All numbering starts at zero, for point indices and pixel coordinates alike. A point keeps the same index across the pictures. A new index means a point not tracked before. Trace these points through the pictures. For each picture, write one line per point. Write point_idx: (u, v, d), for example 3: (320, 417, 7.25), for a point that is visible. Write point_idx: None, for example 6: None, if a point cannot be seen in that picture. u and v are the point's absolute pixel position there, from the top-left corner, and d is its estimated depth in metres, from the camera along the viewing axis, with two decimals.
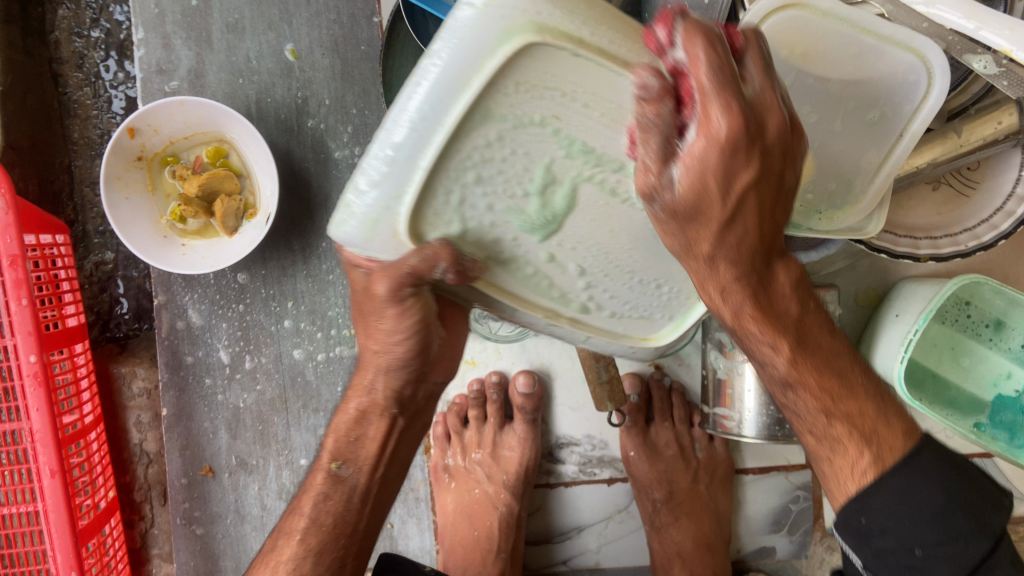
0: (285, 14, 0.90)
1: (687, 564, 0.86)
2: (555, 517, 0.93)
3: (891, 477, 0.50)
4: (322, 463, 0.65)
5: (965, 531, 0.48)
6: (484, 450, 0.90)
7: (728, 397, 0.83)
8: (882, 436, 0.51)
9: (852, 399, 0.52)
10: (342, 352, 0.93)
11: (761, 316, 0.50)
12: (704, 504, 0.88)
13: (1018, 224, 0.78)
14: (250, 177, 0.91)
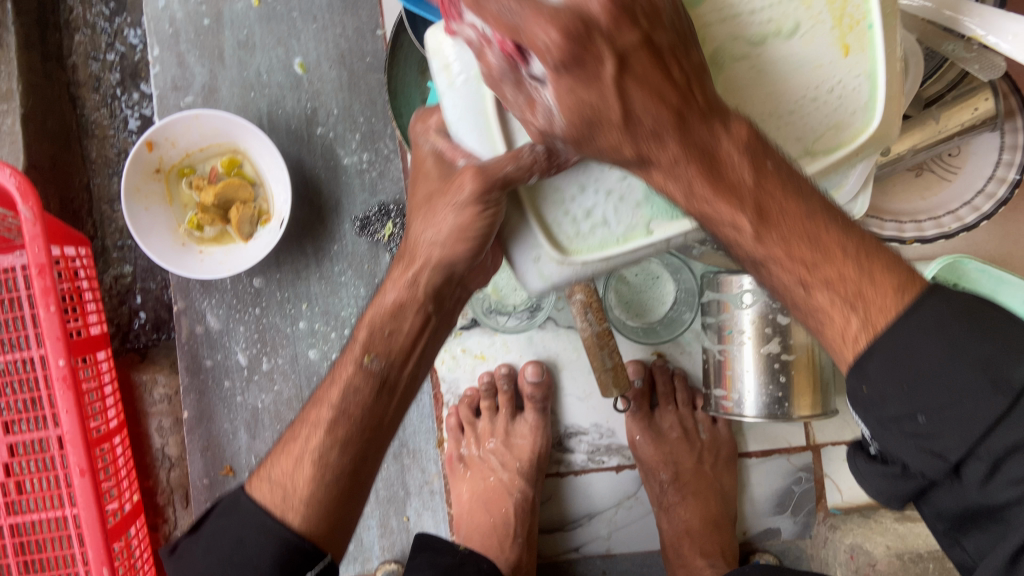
0: (293, 30, 0.94)
1: (696, 542, 0.88)
2: (566, 505, 0.96)
3: (898, 324, 0.42)
4: (352, 355, 0.62)
5: (973, 388, 0.40)
6: (497, 439, 0.92)
7: (728, 378, 0.86)
8: (869, 293, 0.44)
9: (830, 262, 0.45)
10: None
11: (715, 190, 0.44)
12: (710, 486, 0.91)
13: (999, 205, 0.82)
14: (263, 186, 0.95)
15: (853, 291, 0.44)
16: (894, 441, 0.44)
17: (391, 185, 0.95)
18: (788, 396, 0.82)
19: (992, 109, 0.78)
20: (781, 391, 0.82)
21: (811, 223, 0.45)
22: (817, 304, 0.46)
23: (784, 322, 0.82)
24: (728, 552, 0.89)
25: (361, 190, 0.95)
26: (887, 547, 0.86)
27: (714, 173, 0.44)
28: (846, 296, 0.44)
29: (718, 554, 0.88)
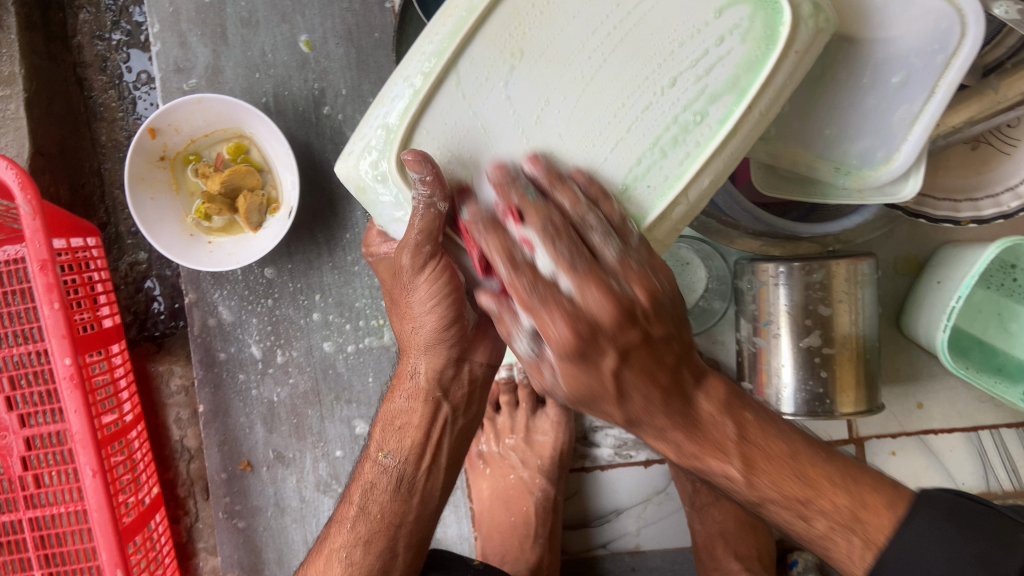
0: (298, 5, 0.89)
1: (729, 544, 0.84)
2: (592, 501, 0.93)
3: (891, 541, 0.53)
4: (371, 455, 0.71)
5: None
6: (518, 435, 0.90)
7: (763, 373, 0.80)
8: (867, 499, 0.54)
9: (824, 496, 0.55)
10: (371, 343, 0.94)
11: (703, 449, 0.56)
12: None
13: None
14: (272, 172, 0.91)
15: (850, 518, 0.54)
16: None
17: None
18: (829, 392, 0.77)
19: None
20: (822, 386, 0.77)
21: (793, 457, 0.56)
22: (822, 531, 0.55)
23: (826, 314, 0.76)
24: (765, 556, 0.85)
25: None
26: None
27: (699, 435, 0.56)
28: (844, 522, 0.54)
29: (753, 556, 0.84)
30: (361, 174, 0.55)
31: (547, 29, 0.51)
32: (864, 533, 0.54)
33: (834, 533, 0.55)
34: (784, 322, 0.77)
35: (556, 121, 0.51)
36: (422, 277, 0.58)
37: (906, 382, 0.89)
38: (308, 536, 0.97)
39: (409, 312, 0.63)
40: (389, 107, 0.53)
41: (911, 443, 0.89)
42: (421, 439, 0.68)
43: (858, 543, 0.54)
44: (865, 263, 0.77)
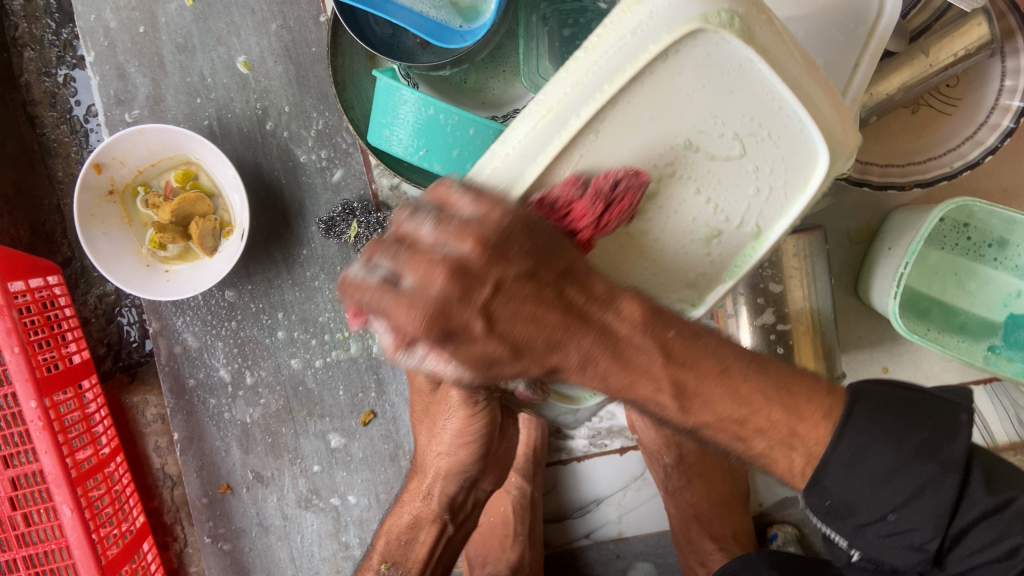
0: (231, 26, 0.89)
1: (704, 526, 0.85)
2: (570, 494, 0.94)
3: (847, 432, 0.48)
4: (372, 565, 0.72)
5: (927, 478, 0.47)
6: None
7: None
8: (803, 430, 0.49)
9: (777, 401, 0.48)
10: (338, 356, 0.94)
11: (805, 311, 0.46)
12: (721, 467, 0.88)
13: (1005, 136, 0.74)
14: (222, 196, 0.91)
15: (788, 435, 0.49)
16: (868, 543, 0.50)
17: (353, 181, 0.91)
18: None
19: (987, 34, 0.69)
20: (780, 363, 0.77)
21: None
22: (752, 406, 0.48)
23: (777, 291, 0.77)
24: (741, 534, 0.86)
25: (323, 190, 0.91)
26: None
27: None
28: (783, 439, 0.49)
29: (729, 536, 0.85)
30: None
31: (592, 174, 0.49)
32: (804, 448, 0.49)
33: (774, 450, 0.50)
34: (739, 304, 0.77)
35: (582, 267, 0.53)
36: (463, 415, 0.61)
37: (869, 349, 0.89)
38: (295, 552, 0.97)
39: (439, 434, 0.64)
40: None
41: None
42: (427, 555, 0.71)
43: (800, 459, 0.49)
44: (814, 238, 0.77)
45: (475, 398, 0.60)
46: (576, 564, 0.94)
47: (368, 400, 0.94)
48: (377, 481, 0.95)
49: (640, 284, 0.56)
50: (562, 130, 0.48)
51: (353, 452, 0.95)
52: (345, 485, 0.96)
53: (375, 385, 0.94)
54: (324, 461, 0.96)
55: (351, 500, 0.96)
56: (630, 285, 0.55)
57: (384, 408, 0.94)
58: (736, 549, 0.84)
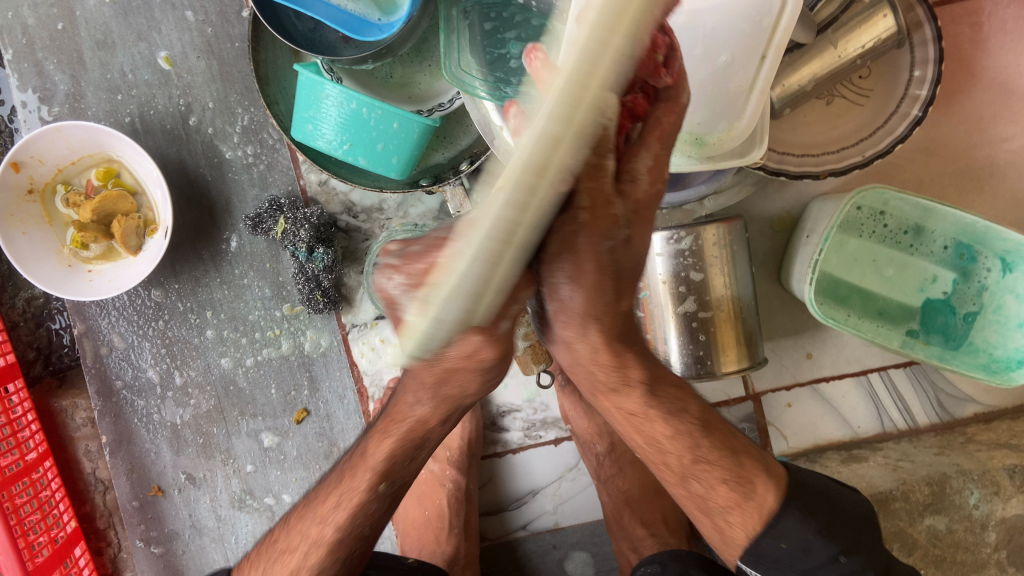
0: (152, 21, 0.87)
1: (636, 512, 0.86)
2: (507, 486, 0.94)
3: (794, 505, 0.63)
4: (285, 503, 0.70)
5: (860, 528, 0.66)
6: None
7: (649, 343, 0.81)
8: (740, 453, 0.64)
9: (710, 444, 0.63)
10: (269, 355, 0.92)
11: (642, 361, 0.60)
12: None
13: (913, 126, 0.76)
14: (145, 194, 0.89)
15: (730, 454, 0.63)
16: None
17: (280, 178, 0.90)
18: (710, 354, 0.78)
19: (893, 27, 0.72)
20: (702, 349, 0.78)
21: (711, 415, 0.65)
22: (711, 481, 0.62)
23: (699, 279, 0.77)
24: (670, 520, 0.87)
25: (250, 186, 0.90)
26: None
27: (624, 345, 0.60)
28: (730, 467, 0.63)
29: (660, 521, 0.86)
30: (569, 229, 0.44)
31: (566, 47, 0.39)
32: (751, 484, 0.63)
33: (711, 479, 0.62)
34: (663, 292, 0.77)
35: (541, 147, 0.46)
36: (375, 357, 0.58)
37: (793, 335, 0.91)
38: (229, 553, 0.96)
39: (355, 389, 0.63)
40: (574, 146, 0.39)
41: (805, 393, 0.92)
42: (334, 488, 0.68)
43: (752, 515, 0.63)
44: (734, 226, 0.78)
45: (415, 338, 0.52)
46: (514, 556, 0.94)
47: (301, 398, 0.93)
48: (312, 479, 0.95)
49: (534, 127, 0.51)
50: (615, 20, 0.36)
51: (286, 450, 0.94)
52: (279, 483, 0.95)
53: (308, 382, 0.93)
54: (258, 461, 0.95)
55: (285, 499, 0.95)
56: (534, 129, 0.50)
57: (317, 406, 0.93)
58: (667, 533, 0.86)
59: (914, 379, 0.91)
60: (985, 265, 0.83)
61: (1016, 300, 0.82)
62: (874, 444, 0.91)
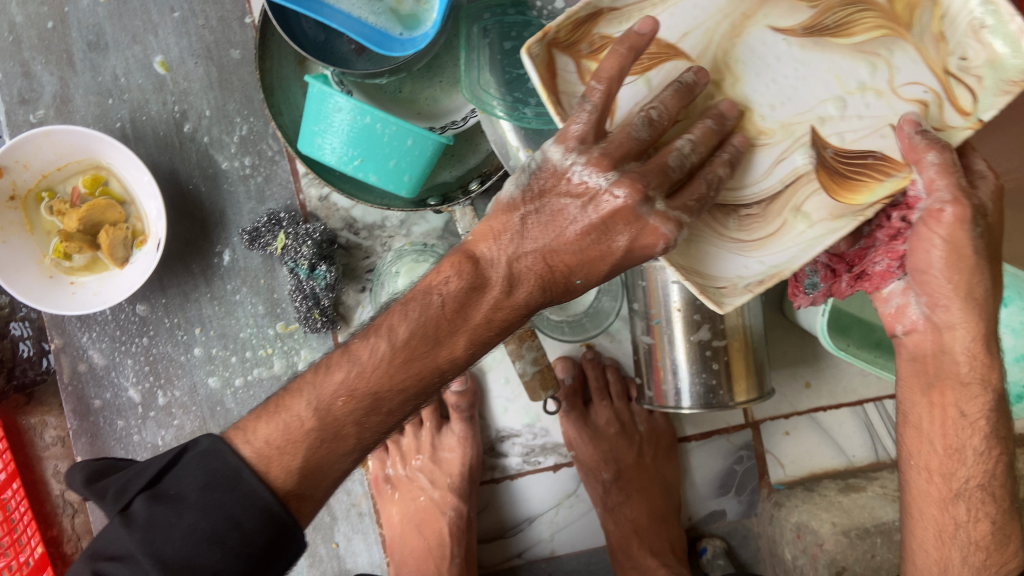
0: (149, 24, 0.84)
1: (644, 541, 0.86)
2: (504, 512, 0.92)
3: None
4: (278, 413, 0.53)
5: None
6: (424, 456, 0.89)
7: (659, 370, 0.81)
8: None
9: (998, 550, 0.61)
10: (260, 375, 0.89)
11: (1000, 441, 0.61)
12: (656, 485, 0.88)
13: None
14: (134, 204, 0.85)
15: None
16: None
17: (279, 191, 0.87)
18: (721, 382, 0.78)
19: None
20: (714, 378, 0.78)
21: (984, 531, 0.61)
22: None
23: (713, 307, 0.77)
24: (678, 546, 0.88)
25: (247, 200, 0.86)
26: (834, 525, 0.82)
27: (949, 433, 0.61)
28: None
29: (668, 551, 0.87)
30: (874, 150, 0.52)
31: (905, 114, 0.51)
32: None
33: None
34: (675, 318, 0.78)
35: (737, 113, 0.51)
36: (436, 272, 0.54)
37: (793, 362, 0.91)
38: None
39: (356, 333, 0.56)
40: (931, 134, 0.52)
41: (802, 422, 0.92)
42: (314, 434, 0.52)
43: None
44: None
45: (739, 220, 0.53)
46: None
47: None
48: None
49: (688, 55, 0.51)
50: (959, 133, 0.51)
51: None
52: None
53: None
54: None
55: None
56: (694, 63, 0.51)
57: None
58: (676, 563, 0.87)
59: None
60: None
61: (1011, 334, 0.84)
62: (869, 473, 0.91)
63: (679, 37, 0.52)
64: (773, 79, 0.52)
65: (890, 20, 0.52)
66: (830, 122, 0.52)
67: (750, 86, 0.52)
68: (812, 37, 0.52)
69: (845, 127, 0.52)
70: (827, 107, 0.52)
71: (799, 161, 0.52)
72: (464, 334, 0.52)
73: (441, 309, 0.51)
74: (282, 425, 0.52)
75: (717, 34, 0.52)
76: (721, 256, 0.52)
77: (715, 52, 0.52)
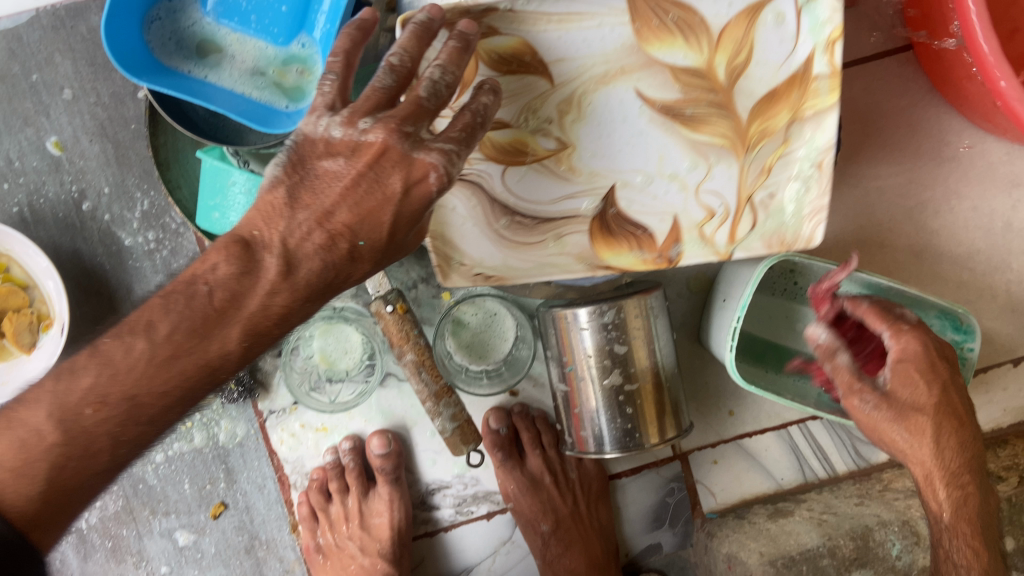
0: (40, 106, 0.83)
1: None
2: (442, 564, 0.92)
3: None
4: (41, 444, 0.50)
5: None
6: (353, 522, 0.89)
7: (577, 417, 0.81)
8: None
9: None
10: (182, 449, 0.88)
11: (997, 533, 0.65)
12: (589, 532, 0.89)
13: None
14: (37, 287, 0.84)
15: None
16: None
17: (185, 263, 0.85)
18: (637, 426, 0.78)
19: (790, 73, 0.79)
20: (630, 423, 0.78)
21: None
22: None
23: (621, 351, 0.77)
24: None
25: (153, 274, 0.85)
26: (761, 555, 0.82)
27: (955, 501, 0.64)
28: None
29: None
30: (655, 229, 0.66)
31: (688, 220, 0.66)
32: None
33: None
34: (587, 365, 0.78)
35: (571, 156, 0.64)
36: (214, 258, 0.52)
37: (715, 394, 0.93)
38: None
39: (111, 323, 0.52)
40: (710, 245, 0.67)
41: (730, 449, 0.93)
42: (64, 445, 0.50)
43: None
44: (654, 296, 0.79)
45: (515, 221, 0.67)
46: None
47: (217, 491, 0.89)
48: None
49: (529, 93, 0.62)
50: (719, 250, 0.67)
51: (203, 548, 0.90)
52: None
53: (224, 475, 0.88)
54: (172, 561, 0.90)
55: None
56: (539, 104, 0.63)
57: (235, 499, 0.89)
58: None
59: (833, 432, 0.93)
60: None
61: None
62: (798, 496, 0.93)
63: (554, 63, 0.61)
64: (608, 134, 0.64)
65: (734, 136, 0.63)
66: (629, 188, 0.65)
67: (586, 130, 0.63)
68: (665, 117, 0.62)
69: (638, 199, 0.65)
70: (635, 174, 0.65)
71: (583, 204, 0.66)
72: (238, 324, 0.52)
73: (210, 299, 0.51)
74: (16, 441, 0.49)
75: (590, 74, 0.61)
76: (482, 241, 0.67)
77: (578, 87, 0.62)
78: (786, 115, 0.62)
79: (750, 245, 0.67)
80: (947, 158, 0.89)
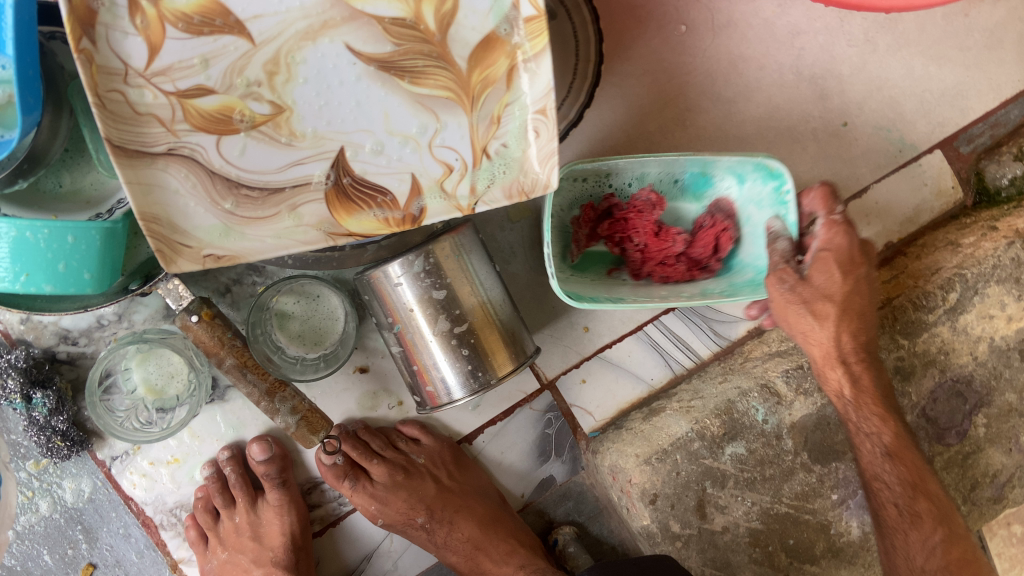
0: None
1: (483, 549, 0.88)
2: (344, 555, 0.90)
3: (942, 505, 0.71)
4: None
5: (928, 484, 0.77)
6: (244, 535, 0.86)
7: (421, 372, 0.78)
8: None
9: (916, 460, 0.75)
10: (31, 521, 0.82)
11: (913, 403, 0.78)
12: (474, 496, 0.89)
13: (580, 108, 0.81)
14: None
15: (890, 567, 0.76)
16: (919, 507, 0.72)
17: None
18: (479, 365, 0.77)
19: None
20: (471, 362, 0.77)
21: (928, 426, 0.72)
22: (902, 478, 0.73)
23: (443, 296, 0.75)
24: (525, 538, 0.89)
25: None
26: (637, 456, 0.82)
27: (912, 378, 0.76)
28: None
29: (513, 547, 0.88)
30: (392, 184, 0.65)
31: (425, 172, 0.65)
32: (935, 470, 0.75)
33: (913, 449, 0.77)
34: (413, 314, 0.76)
35: (307, 116, 0.62)
36: None
37: (564, 312, 0.90)
38: None
39: None
40: (450, 198, 0.65)
41: (595, 365, 0.91)
42: None
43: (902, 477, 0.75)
44: (465, 233, 0.77)
45: (235, 192, 0.61)
46: None
47: (81, 553, 0.83)
48: None
49: (228, 53, 0.59)
50: (461, 203, 0.65)
51: None
52: None
53: (84, 535, 0.83)
54: None
55: None
56: (245, 70, 0.60)
57: (105, 555, 0.84)
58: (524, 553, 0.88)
59: (686, 320, 0.92)
60: (723, 186, 0.84)
61: (754, 207, 0.82)
62: (669, 391, 0.92)
63: (252, 19, 0.59)
64: (329, 99, 0.62)
65: (458, 85, 0.64)
66: (360, 152, 0.64)
67: (301, 90, 0.62)
68: (382, 74, 0.63)
69: (373, 162, 0.64)
70: (364, 136, 0.64)
71: (314, 169, 0.63)
72: None
73: None
74: None
75: (293, 29, 0.60)
76: (202, 216, 0.60)
77: (283, 45, 0.60)
78: (505, 63, 0.64)
79: (491, 198, 0.65)
80: (721, 24, 0.86)
